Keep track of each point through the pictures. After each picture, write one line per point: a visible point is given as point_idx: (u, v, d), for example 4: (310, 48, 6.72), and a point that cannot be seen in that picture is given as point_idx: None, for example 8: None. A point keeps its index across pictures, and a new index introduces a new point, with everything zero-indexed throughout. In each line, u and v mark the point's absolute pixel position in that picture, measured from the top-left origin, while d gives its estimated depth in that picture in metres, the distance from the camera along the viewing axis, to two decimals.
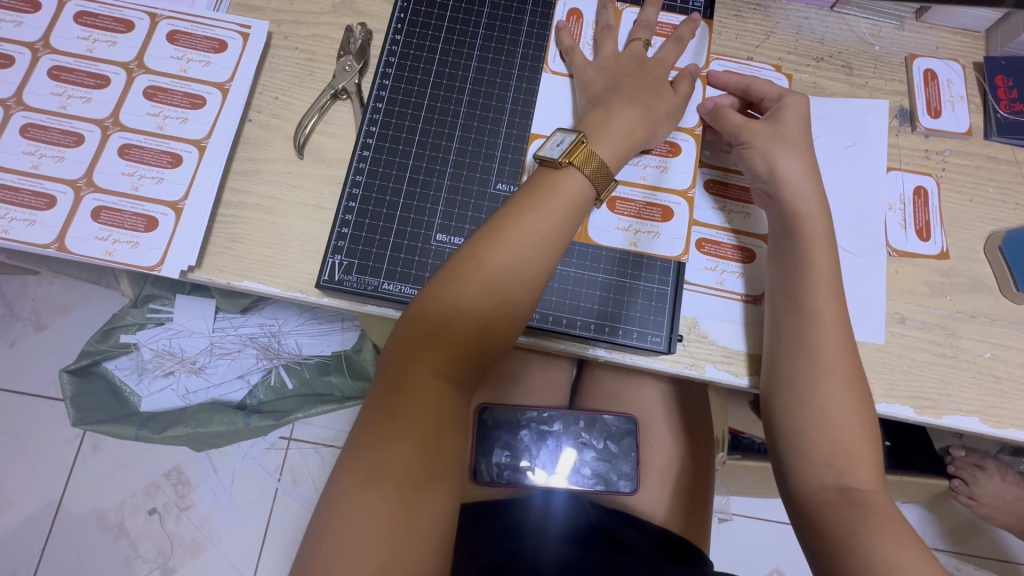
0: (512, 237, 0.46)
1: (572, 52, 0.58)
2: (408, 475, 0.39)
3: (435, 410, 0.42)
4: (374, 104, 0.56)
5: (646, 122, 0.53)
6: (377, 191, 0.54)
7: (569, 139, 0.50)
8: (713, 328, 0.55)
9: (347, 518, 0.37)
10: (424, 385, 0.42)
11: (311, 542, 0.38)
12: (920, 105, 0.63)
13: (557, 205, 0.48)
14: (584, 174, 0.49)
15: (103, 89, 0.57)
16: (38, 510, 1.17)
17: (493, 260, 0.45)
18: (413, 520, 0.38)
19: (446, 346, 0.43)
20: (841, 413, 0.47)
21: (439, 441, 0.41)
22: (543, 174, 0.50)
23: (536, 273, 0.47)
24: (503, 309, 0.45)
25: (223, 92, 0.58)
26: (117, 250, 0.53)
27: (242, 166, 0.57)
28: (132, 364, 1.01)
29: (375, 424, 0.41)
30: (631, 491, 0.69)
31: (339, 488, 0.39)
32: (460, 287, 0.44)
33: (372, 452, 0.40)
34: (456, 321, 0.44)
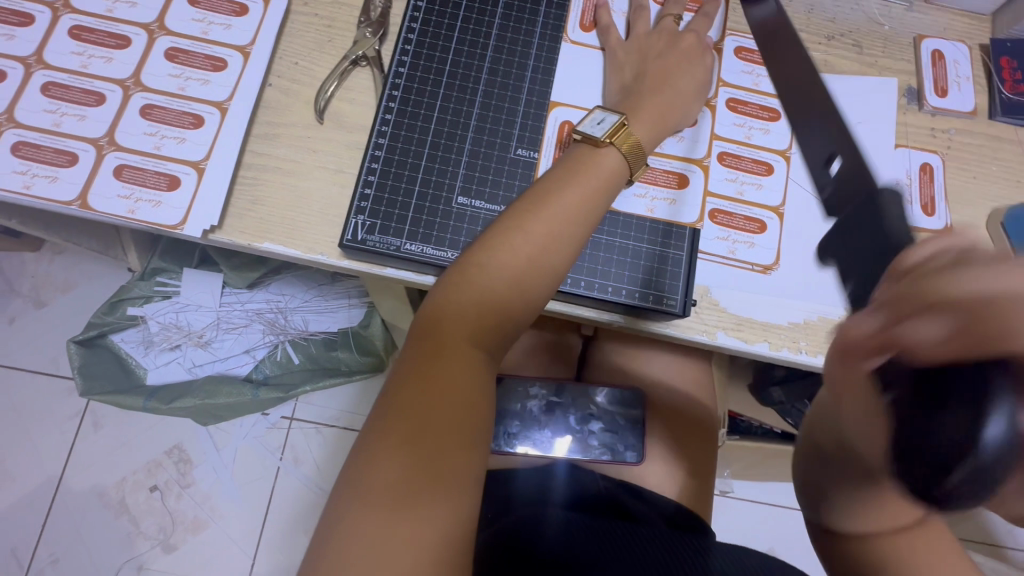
0: (546, 216, 0.47)
1: (608, 30, 0.59)
2: (436, 443, 0.41)
3: (466, 383, 0.43)
4: (396, 68, 0.57)
5: (676, 107, 0.55)
6: (400, 154, 0.55)
7: (611, 119, 0.51)
8: (724, 296, 0.57)
9: (381, 476, 0.39)
10: (457, 353, 0.44)
11: (343, 497, 0.39)
12: (927, 85, 0.65)
13: (593, 183, 0.49)
14: (621, 152, 0.50)
15: (124, 49, 0.57)
16: (40, 484, 1.17)
17: (530, 235, 0.46)
18: (442, 484, 0.40)
19: (477, 321, 0.45)
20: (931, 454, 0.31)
21: (468, 412, 0.43)
22: (583, 151, 0.50)
23: (569, 250, 0.48)
24: (536, 283, 0.47)
25: (244, 55, 0.58)
26: (138, 210, 0.53)
27: (262, 130, 0.57)
28: (139, 337, 1.01)
29: (406, 392, 0.42)
30: (637, 461, 0.71)
31: (372, 448, 0.40)
32: (495, 263, 0.46)
33: (406, 415, 0.41)
34: (489, 297, 0.45)
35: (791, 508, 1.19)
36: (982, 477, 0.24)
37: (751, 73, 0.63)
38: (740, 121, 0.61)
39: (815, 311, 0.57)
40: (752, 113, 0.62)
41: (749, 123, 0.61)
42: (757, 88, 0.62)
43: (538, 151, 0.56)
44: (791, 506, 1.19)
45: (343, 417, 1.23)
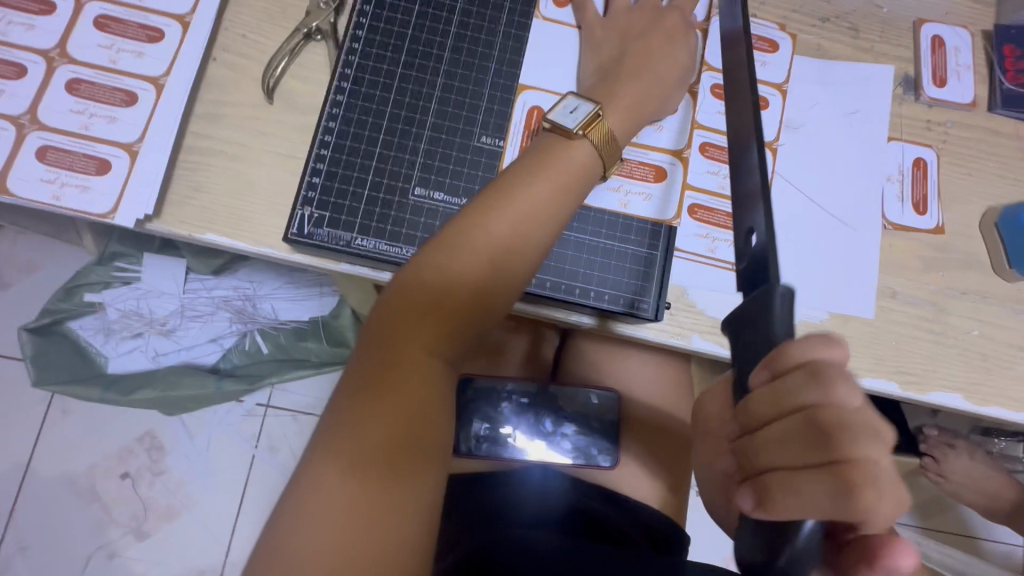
0: (512, 210, 0.43)
1: (584, 4, 0.54)
2: (383, 456, 0.37)
3: (421, 393, 0.40)
4: (350, 45, 0.52)
5: (657, 94, 0.50)
6: (352, 139, 0.50)
7: (586, 108, 0.47)
8: (702, 297, 0.53)
9: (327, 501, 0.36)
10: (415, 364, 0.40)
11: (286, 526, 0.36)
12: (925, 73, 0.61)
13: (564, 177, 0.45)
14: (593, 146, 0.46)
15: (48, 16, 0.51)
16: (4, 472, 1.14)
17: (493, 233, 0.42)
18: (393, 509, 0.36)
19: (436, 324, 0.41)
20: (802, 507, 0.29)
21: (421, 424, 0.39)
22: (554, 141, 0.46)
23: (538, 251, 0.44)
24: (502, 287, 0.43)
25: (184, 25, 0.53)
26: (66, 195, 0.49)
27: (205, 109, 0.52)
28: (98, 324, 0.97)
29: (356, 399, 0.39)
30: (609, 465, 0.69)
31: (318, 471, 0.37)
32: (456, 260, 0.42)
33: (357, 433, 0.37)
34: (448, 298, 0.41)
35: None
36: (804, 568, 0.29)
37: None
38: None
39: (797, 315, 0.55)
40: None
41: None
42: None
43: (504, 139, 0.51)
44: None
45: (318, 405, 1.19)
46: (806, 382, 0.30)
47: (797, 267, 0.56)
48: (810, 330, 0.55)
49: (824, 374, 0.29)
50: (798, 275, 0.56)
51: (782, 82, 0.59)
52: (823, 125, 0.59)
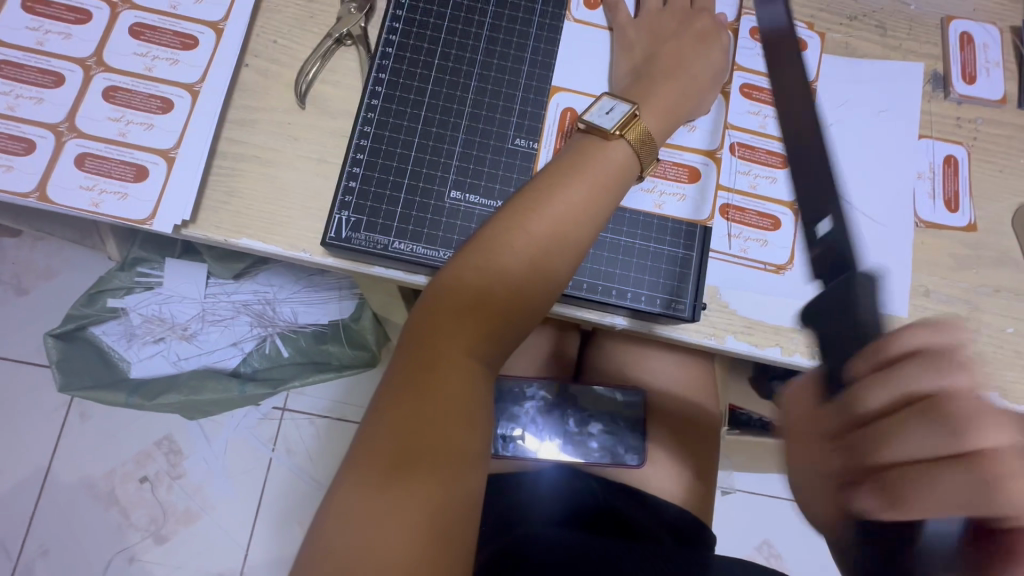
0: (550, 211, 0.43)
1: (614, 6, 0.54)
2: (426, 455, 0.37)
3: (462, 394, 0.39)
4: (384, 49, 0.52)
5: (692, 95, 0.51)
6: (387, 144, 0.50)
7: (622, 109, 0.47)
8: (734, 296, 0.54)
9: (371, 498, 0.36)
10: (456, 363, 0.40)
11: (328, 519, 0.36)
12: (954, 70, 0.60)
13: (597, 175, 0.45)
14: (628, 145, 0.46)
15: (84, 24, 0.52)
16: (25, 477, 1.14)
17: (530, 231, 0.42)
18: (436, 510, 0.36)
19: (476, 325, 0.41)
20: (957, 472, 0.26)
21: (462, 424, 0.39)
22: (590, 143, 0.46)
23: (575, 248, 0.44)
24: (540, 286, 0.43)
25: (218, 33, 0.53)
26: (104, 202, 0.49)
27: (238, 114, 0.53)
28: (121, 330, 0.97)
29: (399, 398, 0.39)
30: (637, 464, 0.69)
31: (361, 464, 0.37)
32: (495, 262, 0.42)
33: (399, 429, 0.37)
34: (488, 299, 0.41)
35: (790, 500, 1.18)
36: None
37: None
38: (755, 108, 0.57)
39: None
40: (767, 99, 0.57)
41: (764, 110, 0.57)
42: None
43: (538, 141, 0.51)
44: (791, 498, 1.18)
45: (336, 409, 1.20)
46: (924, 364, 0.28)
47: None
48: None
49: (940, 357, 0.28)
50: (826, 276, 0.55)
51: (810, 80, 0.59)
52: (854, 124, 0.58)
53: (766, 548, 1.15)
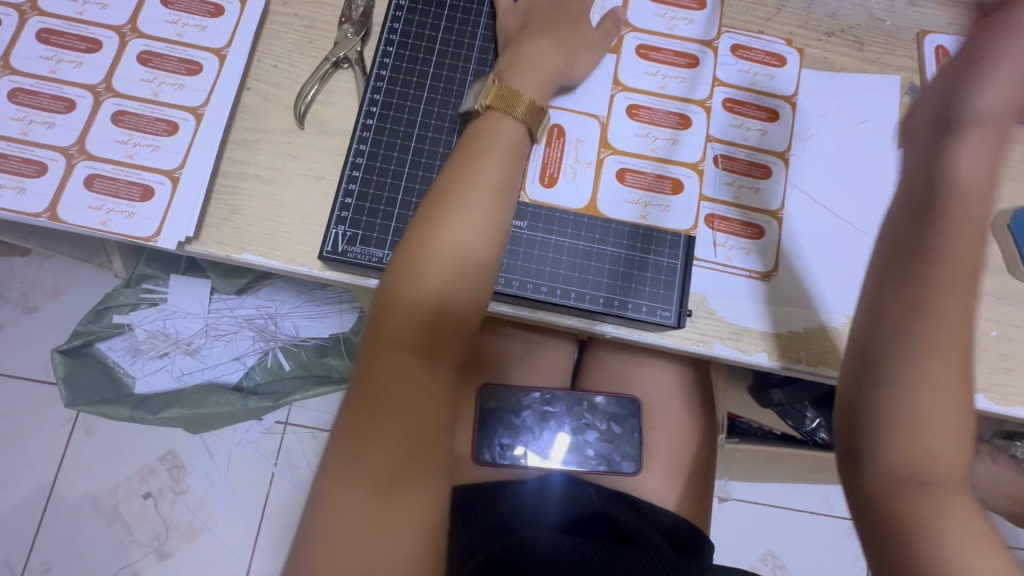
0: (462, 200, 0.44)
1: (581, 20, 0.56)
2: (389, 451, 0.38)
3: (415, 390, 0.40)
4: (378, 71, 0.55)
5: (651, 93, 0.52)
6: (382, 161, 0.53)
7: (483, 85, 0.50)
8: (722, 304, 0.55)
9: (347, 500, 0.37)
10: (393, 366, 0.40)
11: (305, 539, 0.37)
12: (931, 82, 0.62)
13: (489, 164, 0.46)
14: (516, 120, 0.48)
15: (94, 53, 0.55)
16: (31, 493, 1.16)
17: (442, 229, 0.43)
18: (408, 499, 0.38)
19: (419, 319, 0.41)
20: (954, 304, 0.36)
21: (422, 418, 0.39)
22: (482, 123, 0.48)
23: (495, 235, 0.45)
24: (470, 277, 0.44)
25: (221, 58, 0.56)
26: (111, 221, 0.51)
27: (240, 135, 0.55)
28: (126, 345, 1.00)
29: (359, 404, 0.39)
30: (633, 472, 0.70)
31: (325, 484, 0.38)
32: (426, 255, 0.42)
33: (354, 443, 0.38)
34: (423, 291, 0.42)
35: (792, 510, 1.17)
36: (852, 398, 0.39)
37: (749, 71, 0.61)
38: (736, 121, 0.60)
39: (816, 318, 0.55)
40: (749, 113, 0.60)
41: (745, 124, 0.60)
42: (755, 86, 0.61)
43: None
44: (792, 508, 1.17)
45: None
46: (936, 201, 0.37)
47: (815, 274, 0.57)
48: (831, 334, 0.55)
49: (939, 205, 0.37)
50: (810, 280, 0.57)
51: (792, 94, 0.61)
52: (834, 135, 0.60)
53: (771, 558, 1.15)
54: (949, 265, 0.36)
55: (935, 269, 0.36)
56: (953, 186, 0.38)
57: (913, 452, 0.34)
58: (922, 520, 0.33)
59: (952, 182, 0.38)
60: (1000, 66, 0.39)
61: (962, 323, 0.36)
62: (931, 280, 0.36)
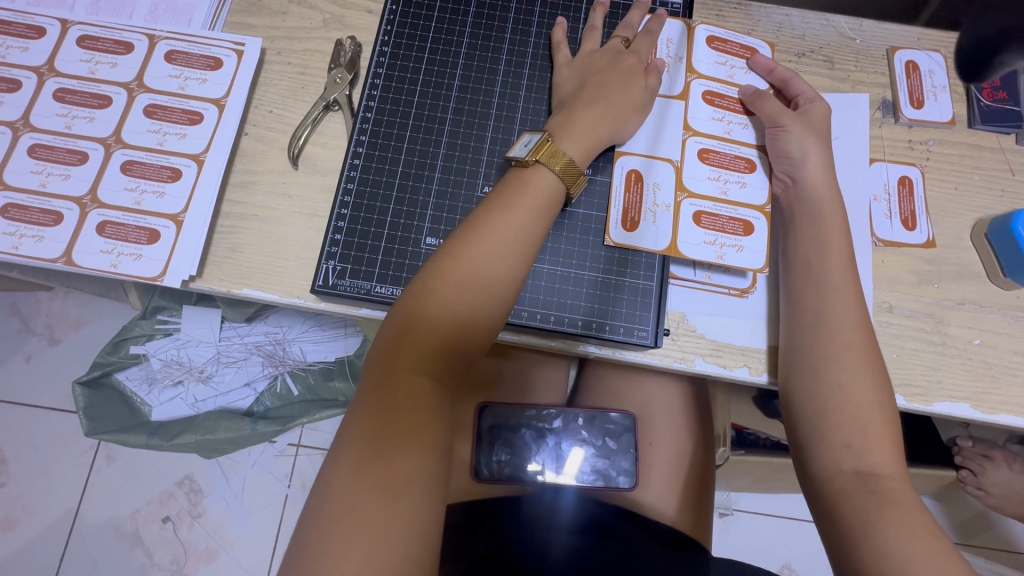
0: (485, 236, 0.47)
1: (558, 47, 0.60)
2: (390, 465, 0.40)
3: (419, 412, 0.43)
4: (363, 114, 0.58)
5: (612, 121, 0.55)
6: (368, 198, 0.56)
7: (537, 139, 0.52)
8: (702, 323, 0.57)
9: (343, 506, 0.38)
10: (408, 379, 0.43)
11: (302, 537, 0.38)
12: (902, 97, 0.64)
13: (535, 202, 0.50)
14: (554, 173, 0.50)
15: (105, 108, 0.59)
16: (56, 520, 1.20)
17: (471, 256, 0.46)
18: (401, 517, 0.39)
19: (429, 346, 0.45)
20: (842, 324, 0.51)
21: (421, 441, 0.42)
22: (515, 173, 0.51)
23: (509, 274, 0.48)
24: (477, 308, 0.46)
25: (220, 107, 0.60)
26: (121, 263, 0.55)
27: (239, 178, 0.59)
28: (142, 374, 1.04)
29: (364, 417, 0.42)
30: (630, 487, 0.71)
31: (329, 483, 0.40)
32: (441, 286, 0.46)
33: (358, 449, 0.40)
34: (436, 321, 0.45)
35: (802, 521, 1.16)
36: (843, 431, 0.48)
37: (725, 63, 0.62)
38: (718, 115, 0.60)
39: None
40: (730, 106, 0.61)
41: (727, 117, 0.60)
42: (732, 79, 0.62)
43: None
44: (803, 519, 1.16)
45: None
46: (812, 230, 0.55)
47: None
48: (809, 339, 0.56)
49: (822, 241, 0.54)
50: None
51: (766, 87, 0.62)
52: None
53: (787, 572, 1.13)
54: (834, 288, 0.52)
55: (825, 288, 0.52)
56: (823, 227, 0.54)
57: (853, 447, 0.48)
58: (871, 518, 0.44)
59: (815, 206, 0.55)
60: (793, 129, 0.57)
61: (856, 332, 0.51)
62: (827, 292, 0.52)
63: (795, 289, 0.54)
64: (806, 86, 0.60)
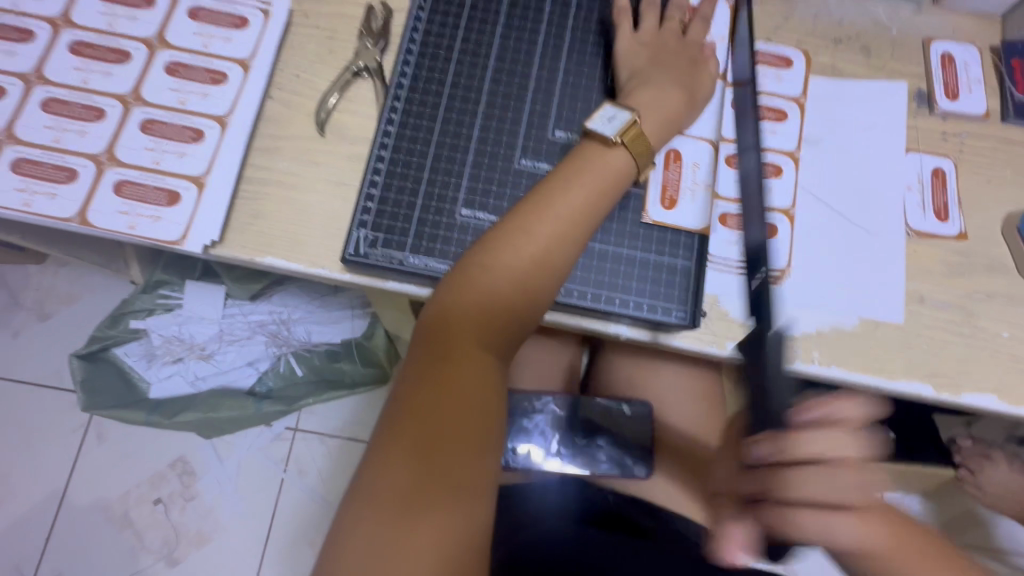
0: (555, 213, 0.46)
1: (620, 17, 0.58)
2: (452, 438, 0.39)
3: (483, 386, 0.41)
4: (398, 80, 0.56)
5: (679, 105, 0.55)
6: (402, 166, 0.54)
7: (623, 115, 0.51)
8: (735, 306, 0.56)
9: (401, 476, 0.37)
10: (471, 353, 0.42)
11: (354, 502, 0.37)
12: (937, 88, 0.63)
13: (605, 180, 0.49)
14: (629, 153, 0.50)
15: (124, 64, 0.57)
16: (44, 498, 1.16)
17: (540, 232, 0.45)
18: (461, 489, 0.38)
19: (492, 320, 0.44)
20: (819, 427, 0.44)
21: (483, 416, 0.41)
22: (591, 148, 0.50)
23: (575, 254, 0.47)
24: (540, 285, 0.45)
25: (245, 68, 0.57)
26: (139, 225, 0.53)
27: (263, 142, 0.57)
28: (142, 350, 1.01)
29: (423, 387, 0.40)
30: (645, 475, 0.68)
31: (386, 456, 0.38)
32: (509, 261, 0.44)
33: (420, 422, 0.39)
34: (503, 294, 0.44)
35: None
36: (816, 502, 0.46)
37: (761, 65, 0.63)
38: None
39: (829, 321, 0.56)
40: (764, 107, 0.62)
41: (761, 116, 0.61)
42: (770, 79, 0.63)
43: (542, 161, 0.55)
44: None
45: (347, 429, 1.21)
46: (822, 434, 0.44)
47: (834, 269, 0.58)
48: (844, 335, 0.56)
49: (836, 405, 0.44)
50: (845, 271, 0.58)
51: (802, 90, 0.62)
52: (842, 139, 0.61)
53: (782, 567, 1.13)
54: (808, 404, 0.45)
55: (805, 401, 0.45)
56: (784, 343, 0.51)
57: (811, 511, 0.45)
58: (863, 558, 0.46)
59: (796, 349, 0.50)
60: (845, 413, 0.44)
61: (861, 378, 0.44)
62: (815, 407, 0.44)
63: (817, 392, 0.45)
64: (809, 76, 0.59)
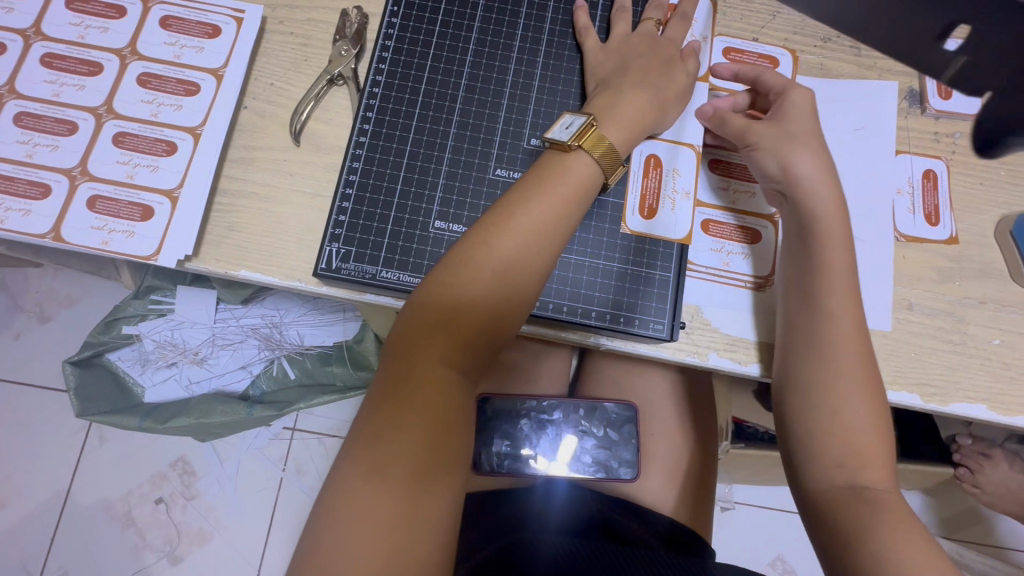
0: (518, 226, 0.45)
1: (585, 32, 0.57)
2: (411, 461, 0.38)
3: (443, 405, 0.41)
4: (371, 89, 0.55)
5: (658, 105, 0.53)
6: (375, 178, 0.53)
7: (580, 122, 0.50)
8: (716, 316, 0.55)
9: (361, 503, 0.37)
10: (431, 371, 0.41)
11: (315, 530, 0.37)
12: (930, 86, 0.61)
13: (570, 189, 0.47)
14: (594, 158, 0.49)
15: (96, 76, 0.56)
16: (47, 499, 1.18)
17: (502, 246, 0.44)
18: (421, 511, 0.38)
19: (453, 338, 0.42)
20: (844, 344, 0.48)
21: (443, 437, 0.40)
22: (553, 157, 0.49)
23: (539, 266, 0.46)
24: (503, 301, 0.44)
25: (217, 78, 0.57)
26: (113, 240, 0.52)
27: (238, 153, 0.56)
28: (136, 355, 1.02)
29: (382, 410, 0.40)
30: (631, 478, 0.69)
31: (345, 484, 0.37)
32: (469, 277, 0.43)
33: (379, 445, 0.38)
34: (463, 311, 0.43)
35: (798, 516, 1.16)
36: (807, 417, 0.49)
37: None
38: None
39: None
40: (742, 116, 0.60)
41: None
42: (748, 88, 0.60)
43: (517, 170, 0.54)
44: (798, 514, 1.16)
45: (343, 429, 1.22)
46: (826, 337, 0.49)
47: None
48: None
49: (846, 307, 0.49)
50: None
51: None
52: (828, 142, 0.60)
53: (780, 564, 1.13)
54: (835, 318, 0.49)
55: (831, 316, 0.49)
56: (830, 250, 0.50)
57: (845, 464, 0.46)
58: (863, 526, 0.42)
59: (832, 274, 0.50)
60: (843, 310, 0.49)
61: (852, 348, 0.48)
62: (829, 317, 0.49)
63: (789, 296, 0.51)
64: (777, 78, 0.56)
